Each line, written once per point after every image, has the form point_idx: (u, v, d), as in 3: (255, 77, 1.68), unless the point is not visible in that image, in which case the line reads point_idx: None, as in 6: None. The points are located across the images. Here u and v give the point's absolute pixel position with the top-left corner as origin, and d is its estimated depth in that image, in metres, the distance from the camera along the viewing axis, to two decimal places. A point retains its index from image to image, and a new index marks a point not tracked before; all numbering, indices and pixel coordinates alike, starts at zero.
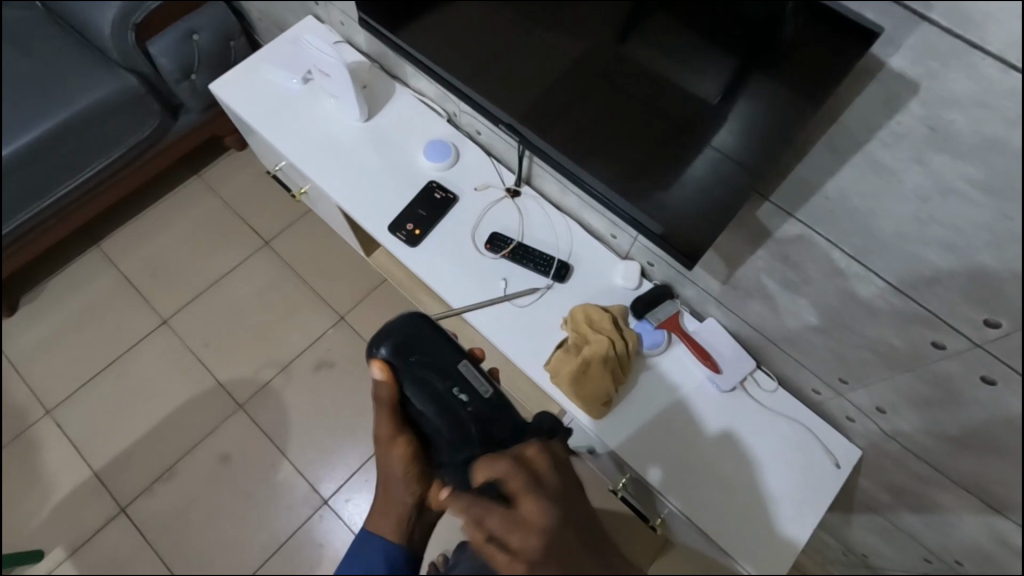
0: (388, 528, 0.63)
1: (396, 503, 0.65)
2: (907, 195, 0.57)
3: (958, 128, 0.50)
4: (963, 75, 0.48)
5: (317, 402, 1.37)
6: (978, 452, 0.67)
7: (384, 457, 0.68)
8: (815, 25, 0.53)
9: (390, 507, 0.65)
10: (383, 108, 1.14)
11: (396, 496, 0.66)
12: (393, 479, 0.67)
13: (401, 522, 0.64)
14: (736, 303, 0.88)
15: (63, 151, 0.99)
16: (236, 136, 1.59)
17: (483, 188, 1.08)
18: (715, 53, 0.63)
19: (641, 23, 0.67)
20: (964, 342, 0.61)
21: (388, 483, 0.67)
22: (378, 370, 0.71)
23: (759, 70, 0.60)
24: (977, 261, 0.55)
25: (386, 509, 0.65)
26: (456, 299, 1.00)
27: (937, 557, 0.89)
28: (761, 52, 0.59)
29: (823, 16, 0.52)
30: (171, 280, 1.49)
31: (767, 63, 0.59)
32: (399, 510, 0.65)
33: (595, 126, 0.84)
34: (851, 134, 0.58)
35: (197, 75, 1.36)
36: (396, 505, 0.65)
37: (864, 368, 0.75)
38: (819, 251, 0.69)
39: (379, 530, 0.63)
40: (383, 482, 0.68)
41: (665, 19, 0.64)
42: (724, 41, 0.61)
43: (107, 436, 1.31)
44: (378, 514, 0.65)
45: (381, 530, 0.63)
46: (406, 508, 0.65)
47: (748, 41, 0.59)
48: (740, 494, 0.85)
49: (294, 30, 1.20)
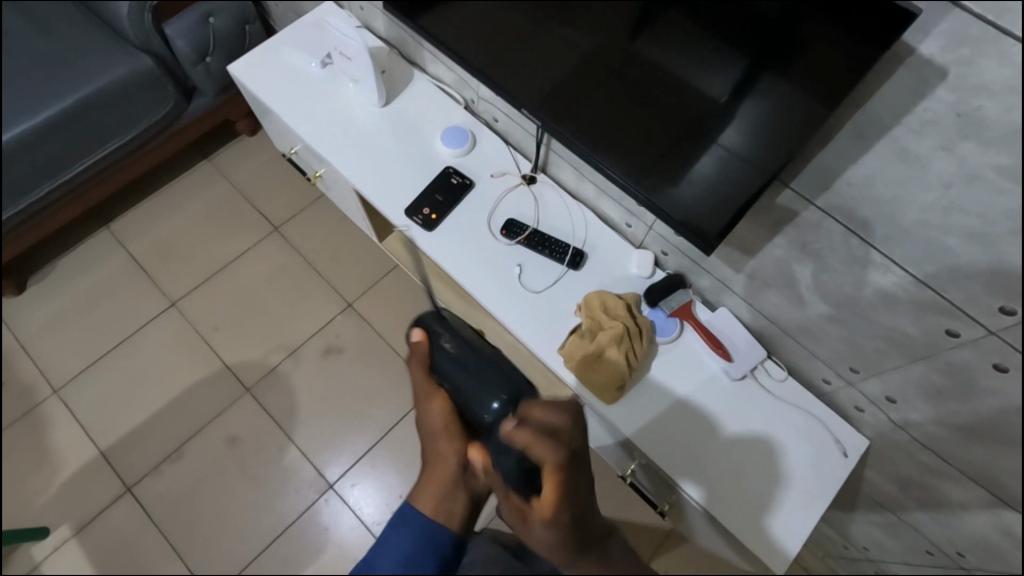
0: (429, 503, 0.59)
1: (439, 464, 0.64)
2: (931, 182, 0.58)
3: (986, 115, 0.51)
4: (995, 61, 0.49)
5: (325, 387, 1.38)
6: (989, 443, 0.68)
7: (421, 421, 0.72)
8: (828, 23, 0.55)
9: (435, 473, 0.63)
10: (402, 93, 1.15)
11: (438, 461, 0.64)
12: (434, 438, 0.68)
13: (444, 499, 0.60)
14: (752, 293, 0.89)
15: (74, 129, 0.95)
16: (248, 120, 1.59)
17: (499, 175, 1.09)
18: (725, 53, 0.65)
19: (653, 23, 0.69)
20: (980, 330, 0.61)
21: (432, 443, 0.68)
22: (417, 333, 0.78)
23: (767, 73, 0.63)
24: (998, 247, 0.56)
25: (430, 481, 0.62)
26: (472, 284, 1.00)
27: (941, 550, 0.90)
28: (772, 51, 0.61)
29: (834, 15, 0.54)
30: (181, 263, 1.49)
31: (778, 64, 0.61)
32: (445, 470, 0.63)
33: (607, 119, 0.85)
34: (878, 122, 0.59)
35: (212, 57, 1.34)
36: (442, 464, 0.64)
37: (878, 357, 0.76)
38: (839, 239, 0.70)
39: (419, 502, 0.59)
40: (431, 445, 0.68)
41: (673, 18, 0.67)
42: (734, 41, 0.63)
43: (114, 416, 1.31)
44: (422, 482, 0.62)
45: (420, 497, 0.60)
46: (451, 470, 0.63)
47: (757, 39, 0.61)
48: (751, 479, 0.86)
49: (314, 14, 1.21)
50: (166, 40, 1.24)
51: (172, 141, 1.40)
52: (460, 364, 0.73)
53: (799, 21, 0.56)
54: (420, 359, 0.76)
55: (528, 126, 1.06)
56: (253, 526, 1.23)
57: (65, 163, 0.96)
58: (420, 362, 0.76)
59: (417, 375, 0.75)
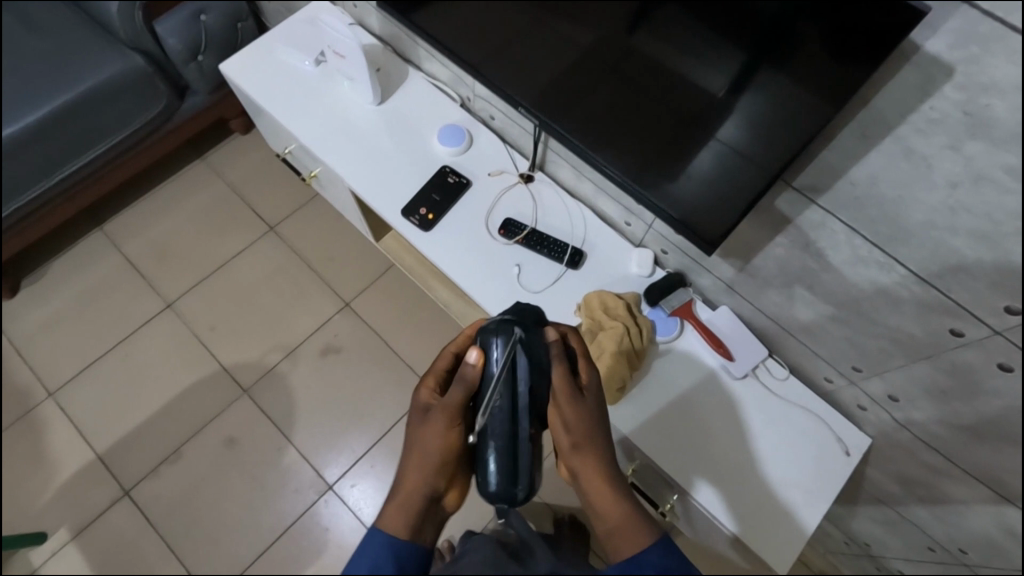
0: (400, 523, 0.60)
1: (411, 488, 0.62)
2: (937, 181, 0.57)
3: (994, 113, 0.50)
4: (1004, 59, 0.48)
5: (323, 387, 1.37)
6: (994, 443, 0.68)
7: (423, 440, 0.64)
8: (825, 17, 0.54)
9: (408, 492, 0.62)
10: (396, 91, 1.14)
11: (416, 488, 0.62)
12: (423, 467, 0.64)
13: (416, 520, 0.61)
14: (752, 291, 0.88)
15: (66, 134, 0.91)
16: (242, 119, 1.58)
17: (497, 173, 1.08)
18: (721, 46, 0.64)
19: (648, 16, 0.68)
20: (985, 330, 0.61)
21: (418, 470, 0.63)
22: (475, 352, 0.66)
23: (764, 65, 0.61)
24: (1005, 248, 0.55)
25: (402, 498, 0.62)
26: (470, 284, 0.99)
27: (941, 546, 0.90)
28: (767, 46, 0.60)
29: (831, 8, 0.53)
30: (177, 265, 1.48)
31: (774, 58, 0.60)
32: (421, 497, 0.62)
33: (604, 117, 0.84)
34: (882, 119, 0.58)
35: (204, 56, 1.31)
36: (417, 488, 0.63)
37: (881, 358, 0.76)
38: (840, 238, 0.69)
39: (395, 531, 0.59)
40: (410, 464, 0.64)
41: (668, 11, 0.65)
42: (731, 35, 0.62)
43: (109, 421, 1.30)
44: (391, 505, 0.62)
45: (393, 526, 0.59)
46: (424, 501, 0.62)
47: (754, 32, 0.60)
48: (744, 472, 0.86)
49: (307, 11, 1.19)
50: (157, 38, 1.21)
51: (167, 141, 1.39)
52: (508, 407, 0.65)
53: (795, 14, 0.56)
54: (465, 387, 0.65)
55: (525, 124, 1.05)
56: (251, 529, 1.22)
57: (42, 173, 0.88)
58: (464, 392, 0.65)
59: (453, 404, 0.65)
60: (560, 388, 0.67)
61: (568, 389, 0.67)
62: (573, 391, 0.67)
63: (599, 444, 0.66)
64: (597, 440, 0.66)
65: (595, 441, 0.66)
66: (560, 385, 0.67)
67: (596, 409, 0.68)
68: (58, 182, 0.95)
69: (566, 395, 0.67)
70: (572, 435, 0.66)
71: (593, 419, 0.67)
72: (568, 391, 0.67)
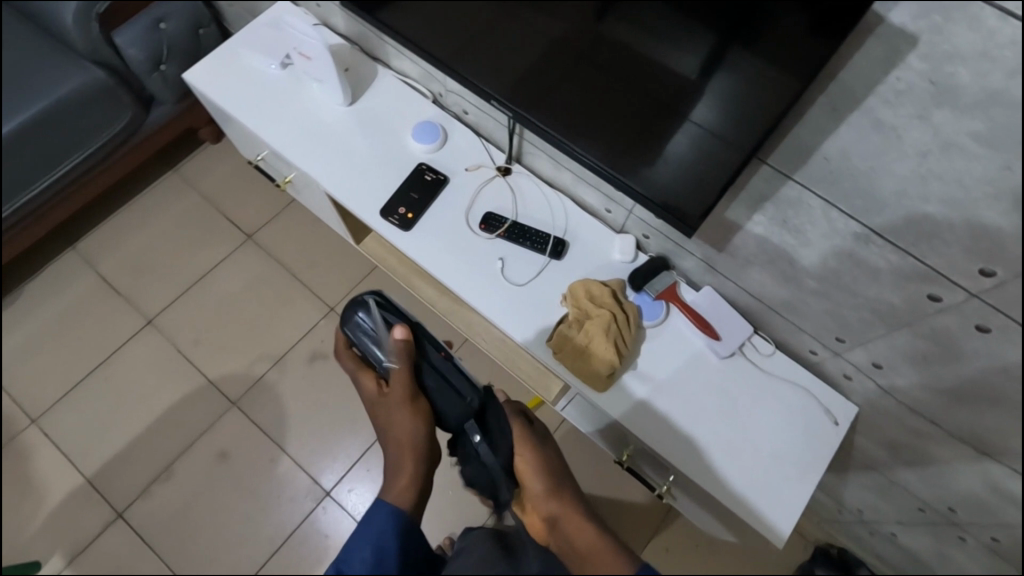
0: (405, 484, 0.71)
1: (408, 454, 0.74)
2: (908, 151, 0.58)
3: (959, 80, 0.51)
4: (965, 27, 0.49)
5: (313, 394, 1.36)
6: (977, 404, 0.69)
7: (399, 417, 0.78)
8: None
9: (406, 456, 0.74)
10: (367, 90, 1.13)
11: (417, 457, 0.74)
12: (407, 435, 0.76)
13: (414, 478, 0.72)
14: (735, 270, 0.89)
15: (30, 153, 0.89)
16: (211, 127, 1.55)
17: (474, 168, 1.07)
18: (690, 28, 0.64)
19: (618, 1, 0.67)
20: (962, 293, 0.62)
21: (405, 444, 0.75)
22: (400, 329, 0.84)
23: (735, 45, 0.62)
24: (976, 214, 0.56)
25: (401, 465, 0.73)
26: (454, 281, 0.99)
27: (931, 507, 0.92)
28: (738, 27, 0.60)
29: None
30: (154, 280, 1.45)
31: (746, 38, 0.60)
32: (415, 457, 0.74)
33: (579, 105, 0.84)
34: (851, 93, 0.58)
35: (166, 65, 1.29)
36: (412, 449, 0.75)
37: (864, 328, 0.77)
38: (817, 212, 0.70)
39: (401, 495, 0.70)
40: (396, 438, 0.76)
41: None
42: (701, 17, 0.62)
43: (96, 444, 1.28)
44: (397, 480, 0.72)
45: (400, 494, 0.70)
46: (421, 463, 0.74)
47: (723, 14, 0.60)
48: (737, 449, 0.87)
49: (270, 13, 1.17)
50: (117, 50, 1.18)
51: (135, 155, 1.35)
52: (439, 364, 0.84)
53: None
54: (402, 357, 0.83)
55: (499, 116, 1.05)
56: (249, 541, 1.21)
57: (10, 194, 0.85)
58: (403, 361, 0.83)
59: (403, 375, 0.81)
60: (524, 435, 0.81)
61: (527, 438, 0.80)
62: (532, 439, 0.81)
63: (564, 482, 0.76)
64: (561, 479, 0.76)
65: (561, 483, 0.76)
66: (523, 434, 0.81)
67: (555, 458, 0.80)
68: (27, 203, 0.92)
69: (526, 442, 0.80)
70: (540, 477, 0.76)
71: (555, 464, 0.78)
72: (526, 437, 0.80)
